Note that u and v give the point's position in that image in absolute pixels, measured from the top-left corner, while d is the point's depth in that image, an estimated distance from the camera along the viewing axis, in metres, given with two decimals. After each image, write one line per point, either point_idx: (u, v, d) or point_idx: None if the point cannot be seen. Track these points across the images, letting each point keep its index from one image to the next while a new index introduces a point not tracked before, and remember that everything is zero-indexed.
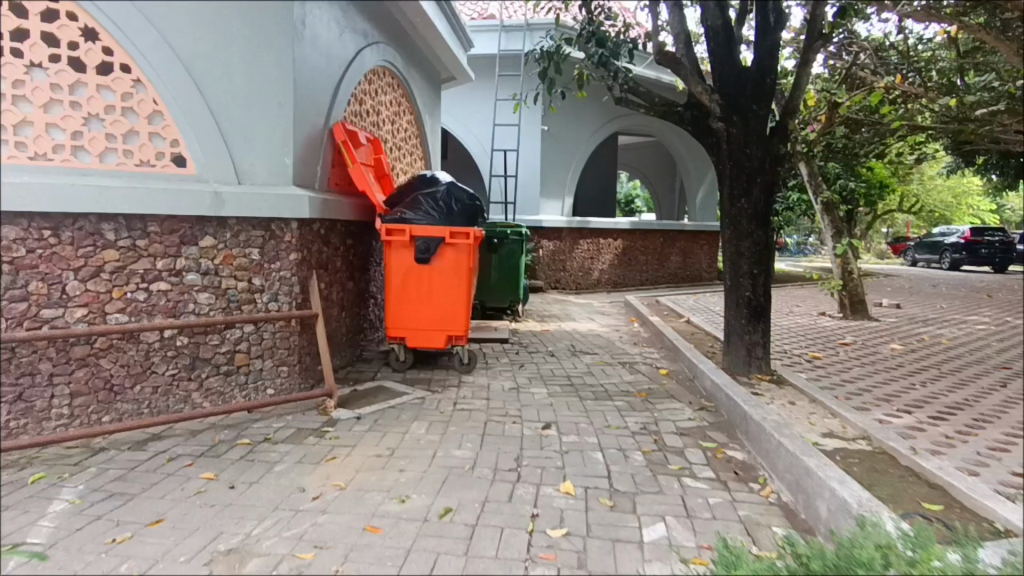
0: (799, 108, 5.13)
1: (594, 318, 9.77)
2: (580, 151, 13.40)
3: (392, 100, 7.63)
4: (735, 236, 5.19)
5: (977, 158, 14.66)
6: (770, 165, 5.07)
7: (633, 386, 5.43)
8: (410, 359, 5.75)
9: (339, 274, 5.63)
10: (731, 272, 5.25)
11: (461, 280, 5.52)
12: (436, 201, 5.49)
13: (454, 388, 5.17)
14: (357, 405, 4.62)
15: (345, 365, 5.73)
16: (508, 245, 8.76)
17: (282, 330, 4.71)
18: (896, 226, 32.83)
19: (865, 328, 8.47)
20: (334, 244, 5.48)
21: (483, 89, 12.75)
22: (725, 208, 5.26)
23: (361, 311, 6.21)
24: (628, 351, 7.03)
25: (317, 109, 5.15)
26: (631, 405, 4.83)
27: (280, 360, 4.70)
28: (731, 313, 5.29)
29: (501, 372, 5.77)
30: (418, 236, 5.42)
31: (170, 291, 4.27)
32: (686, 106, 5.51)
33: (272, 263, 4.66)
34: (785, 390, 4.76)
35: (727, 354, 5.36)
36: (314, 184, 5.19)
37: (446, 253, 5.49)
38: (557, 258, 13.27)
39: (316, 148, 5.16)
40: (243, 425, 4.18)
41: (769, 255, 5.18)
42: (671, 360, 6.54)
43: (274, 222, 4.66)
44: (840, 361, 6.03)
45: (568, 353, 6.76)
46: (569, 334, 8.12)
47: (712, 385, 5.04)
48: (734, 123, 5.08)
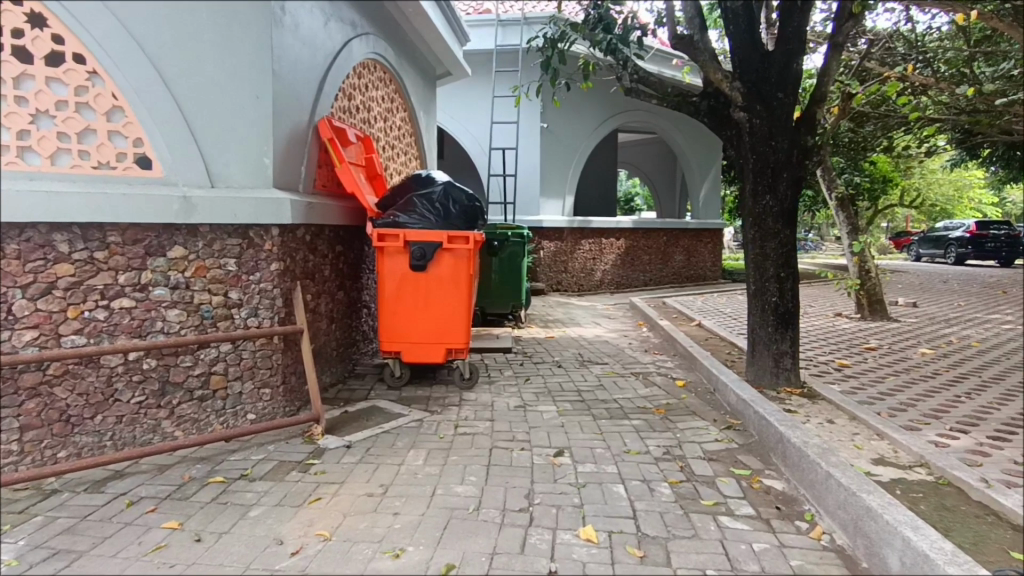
0: (828, 96, 4.70)
1: (600, 323, 9.30)
2: (580, 148, 12.94)
3: (385, 97, 7.19)
4: (759, 236, 4.74)
5: (986, 151, 14.26)
6: (797, 158, 4.64)
7: (649, 402, 4.98)
8: (406, 375, 5.30)
9: (328, 284, 5.18)
10: (755, 276, 4.81)
11: (460, 288, 5.09)
12: (433, 203, 5.03)
13: (454, 407, 4.71)
14: (346, 431, 4.16)
15: (335, 383, 5.27)
16: (509, 248, 8.27)
17: (263, 348, 4.24)
18: (898, 221, 32.40)
19: (886, 331, 8.01)
20: (321, 251, 5.03)
21: (480, 86, 12.32)
22: (748, 206, 4.82)
23: (353, 322, 5.75)
24: (640, 360, 6.57)
25: (300, 105, 4.69)
26: (650, 425, 4.39)
27: (262, 382, 4.24)
28: (756, 321, 4.84)
29: (505, 388, 5.31)
30: (413, 241, 4.97)
31: (134, 308, 3.81)
32: (702, 95, 5.09)
33: (250, 275, 4.19)
34: (820, 406, 4.31)
35: (751, 365, 4.92)
36: (299, 186, 4.72)
37: (444, 259, 5.05)
38: (559, 260, 12.82)
39: (300, 146, 4.70)
40: (219, 458, 3.73)
41: (796, 256, 4.74)
42: (687, 370, 6.08)
43: (252, 229, 4.17)
44: (870, 368, 5.58)
45: (576, 363, 6.31)
46: (575, 341, 7.66)
47: (738, 400, 4.59)
48: (758, 112, 4.63)
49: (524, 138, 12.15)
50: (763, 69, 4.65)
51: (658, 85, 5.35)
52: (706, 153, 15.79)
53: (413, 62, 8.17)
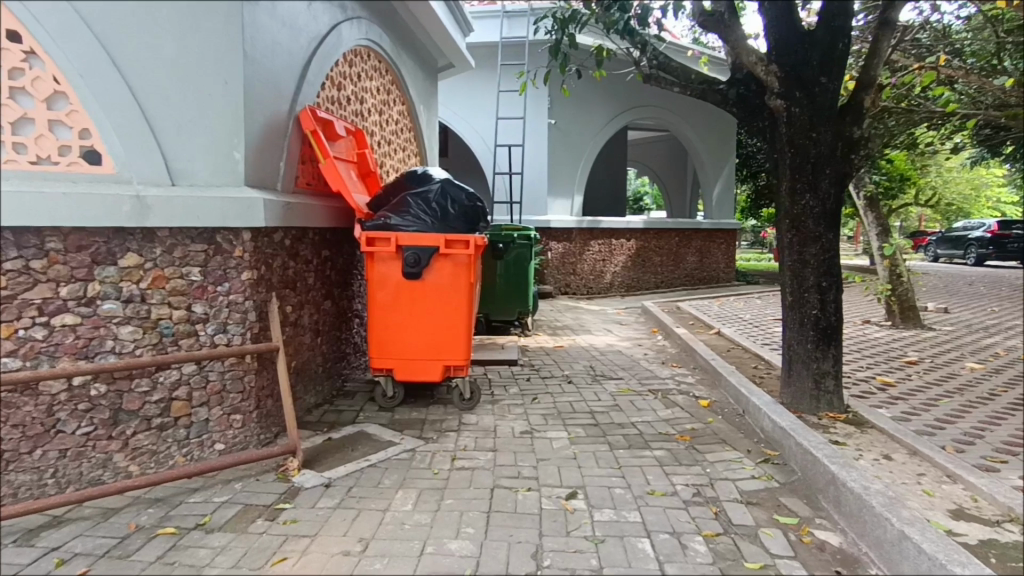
0: (876, 80, 4.14)
1: (612, 330, 8.73)
2: (589, 146, 12.38)
3: (380, 89, 6.66)
4: (798, 241, 4.18)
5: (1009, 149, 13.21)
6: (842, 152, 4.07)
7: (672, 426, 4.42)
8: (400, 395, 4.77)
9: (312, 294, 4.65)
10: (792, 285, 4.25)
11: (461, 297, 4.55)
12: (428, 203, 4.50)
13: (452, 434, 4.18)
14: (327, 465, 3.64)
15: (320, 403, 4.75)
16: (515, 252, 7.70)
17: (234, 369, 3.72)
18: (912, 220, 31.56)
19: (922, 341, 7.39)
20: (304, 257, 4.51)
21: (485, 80, 11.79)
22: (784, 206, 4.27)
23: (342, 335, 5.24)
24: (657, 374, 6.00)
25: (277, 94, 4.16)
26: (674, 457, 3.84)
27: (232, 408, 3.73)
28: (794, 337, 4.28)
29: (510, 409, 4.77)
30: (406, 245, 4.44)
31: (80, 325, 3.30)
32: (730, 82, 4.56)
33: (218, 285, 3.68)
34: (870, 437, 3.75)
35: (788, 386, 4.36)
36: (277, 184, 4.21)
37: (443, 265, 4.52)
38: (567, 261, 12.26)
39: (278, 140, 4.18)
40: (176, 499, 3.21)
41: (839, 263, 4.17)
42: (711, 387, 5.51)
43: (220, 233, 3.66)
44: (918, 387, 4.99)
45: (587, 379, 5.75)
46: (586, 351, 7.10)
47: (775, 427, 4.04)
48: (797, 100, 4.06)
49: (531, 135, 11.59)
50: (803, 50, 4.07)
51: (679, 71, 4.81)
52: (720, 150, 15.19)
53: (412, 52, 7.66)
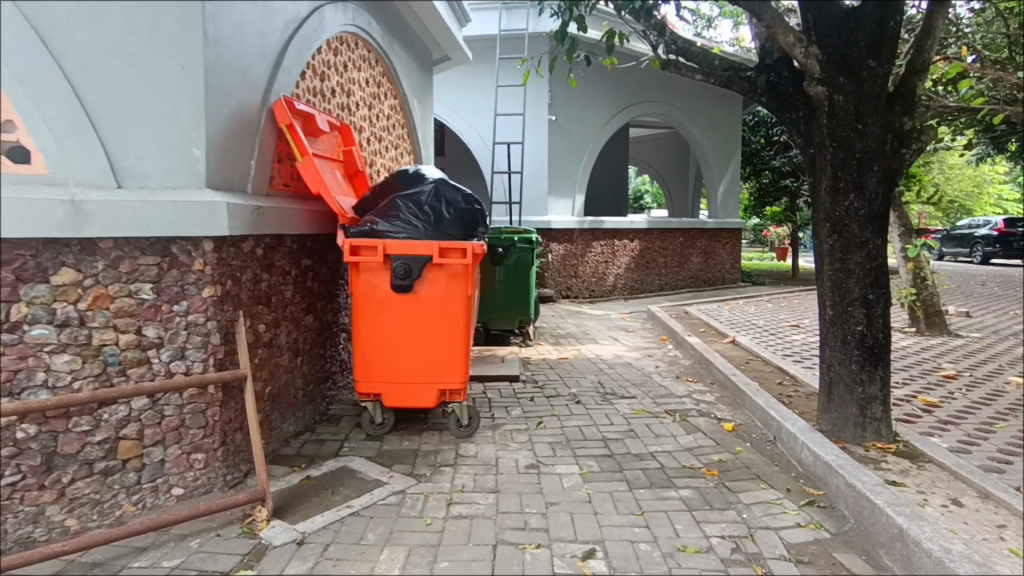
0: (929, 65, 3.65)
1: (618, 338, 8.22)
2: (591, 144, 11.87)
3: (370, 80, 6.15)
4: (841, 248, 3.68)
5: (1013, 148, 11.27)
6: (892, 146, 3.58)
7: (696, 457, 3.91)
8: (390, 421, 4.25)
9: (290, 309, 4.14)
10: (834, 298, 3.75)
11: (457, 311, 4.05)
12: (420, 206, 3.99)
13: (448, 470, 3.67)
14: (303, 513, 3.13)
15: (300, 432, 4.23)
16: (516, 256, 7.20)
17: (194, 401, 3.21)
18: None
19: (953, 349, 6.89)
20: (281, 268, 4.00)
21: (482, 76, 11.29)
22: (823, 208, 3.77)
23: (325, 353, 4.72)
24: (672, 391, 5.49)
25: (250, 83, 3.65)
26: (703, 498, 3.34)
27: (192, 446, 3.22)
28: (836, 356, 3.77)
29: (513, 437, 4.27)
30: (395, 254, 3.93)
31: (2, 356, 2.79)
32: (758, 69, 4.13)
33: (175, 304, 3.16)
34: (931, 476, 3.25)
35: (827, 413, 3.86)
36: (246, 185, 3.68)
37: (436, 276, 4.01)
38: (569, 264, 11.72)
39: (248, 135, 3.66)
40: (117, 564, 2.70)
41: (888, 273, 3.67)
42: (734, 407, 4.99)
43: (176, 243, 3.14)
44: (966, 407, 4.48)
45: (597, 398, 5.23)
46: (593, 364, 6.60)
47: (817, 462, 3.53)
48: (841, 86, 3.56)
49: (530, 132, 11.08)
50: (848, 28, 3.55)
51: (701, 57, 4.30)
52: (725, 147, 14.69)
53: (404, 42, 7.14)
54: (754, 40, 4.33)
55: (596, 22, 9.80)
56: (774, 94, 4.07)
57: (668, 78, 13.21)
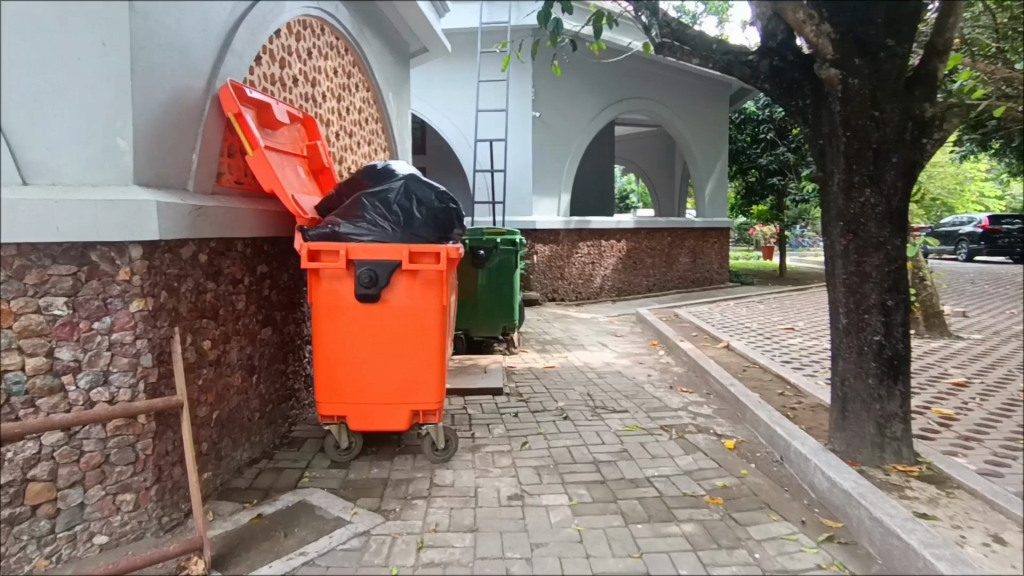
0: (952, 45, 3.28)
1: (607, 344, 7.83)
2: (576, 141, 11.49)
3: (339, 71, 5.70)
4: (856, 250, 3.32)
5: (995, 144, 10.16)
6: (912, 135, 3.23)
7: (697, 483, 3.51)
8: (357, 446, 3.81)
9: (244, 320, 3.69)
10: (849, 305, 3.38)
11: (431, 321, 3.62)
12: (387, 206, 3.57)
13: (421, 504, 3.25)
14: (248, 565, 2.69)
15: (256, 459, 3.77)
16: (499, 258, 6.78)
17: (122, 433, 2.76)
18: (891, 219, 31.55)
19: (957, 353, 6.59)
20: (231, 276, 3.55)
21: (463, 71, 10.87)
22: (835, 205, 3.40)
23: (286, 369, 4.27)
24: (666, 404, 5.11)
25: (192, 64, 3.21)
26: (708, 532, 2.96)
27: (119, 486, 2.77)
28: (851, 369, 3.41)
29: (496, 461, 3.85)
30: (360, 259, 3.50)
31: None
32: (760, 53, 3.76)
33: (96, 321, 2.71)
34: (964, 507, 2.90)
35: (841, 431, 3.49)
36: (187, 182, 3.23)
37: (406, 283, 3.58)
38: (555, 265, 11.32)
39: (189, 125, 3.22)
40: None
41: (908, 277, 3.31)
42: (734, 421, 4.61)
43: (96, 249, 2.69)
44: (986, 420, 4.15)
45: (586, 413, 4.83)
46: (581, 373, 6.21)
47: (834, 490, 3.16)
48: (857, 69, 3.19)
49: (514, 130, 10.67)
50: (863, 3, 3.19)
51: (697, 40, 3.93)
52: (712, 145, 14.41)
53: (377, 32, 6.71)
54: (755, 22, 3.96)
55: (580, 16, 9.45)
56: (778, 80, 3.70)
57: (654, 73, 12.88)
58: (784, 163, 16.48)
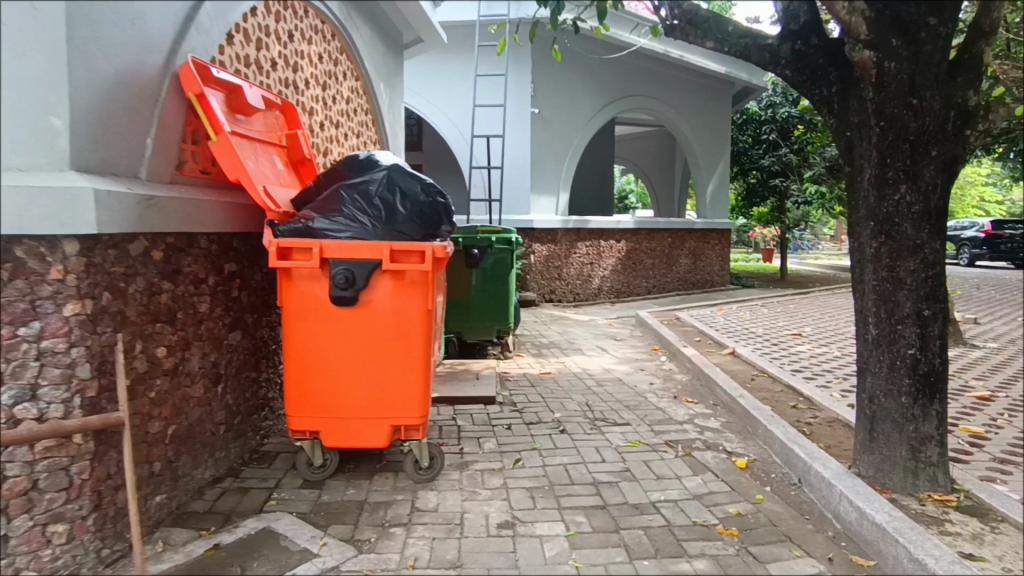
0: (997, 28, 2.95)
1: (606, 349, 7.49)
2: (576, 138, 11.15)
3: (324, 57, 5.34)
4: (890, 252, 2.97)
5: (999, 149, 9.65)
6: (954, 126, 2.90)
7: (708, 510, 3.17)
8: (333, 463, 3.46)
9: (208, 324, 3.33)
10: (879, 314, 3.04)
11: (414, 328, 3.26)
12: (368, 199, 3.24)
13: (401, 534, 2.90)
14: None
15: (220, 478, 3.41)
16: (493, 258, 6.43)
17: (52, 454, 2.39)
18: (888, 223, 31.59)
19: (975, 362, 6.28)
20: (193, 276, 3.19)
21: (460, 64, 10.50)
22: (866, 203, 3.06)
23: (259, 377, 3.91)
24: (671, 416, 4.76)
25: (149, 37, 2.84)
26: (723, 571, 2.62)
27: (49, 516, 2.39)
28: (880, 386, 3.07)
29: (486, 481, 3.50)
30: (335, 258, 3.14)
31: None
32: (781, 37, 3.40)
33: (21, 326, 2.34)
34: (1013, 547, 2.57)
35: (868, 454, 3.15)
36: (141, 170, 2.87)
37: (388, 285, 3.21)
38: (552, 265, 10.97)
39: (146, 106, 2.86)
40: None
41: (945, 284, 2.97)
42: (744, 437, 4.27)
43: (24, 243, 2.33)
44: (1020, 440, 3.82)
45: (585, 425, 4.49)
46: (579, 380, 5.86)
47: (863, 522, 2.82)
48: (895, 51, 2.84)
49: (512, 125, 10.32)
50: None
51: (711, 22, 3.58)
52: (714, 144, 14.09)
53: (368, 19, 6.36)
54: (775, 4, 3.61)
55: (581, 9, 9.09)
56: (800, 66, 3.35)
57: (657, 70, 12.54)
58: (787, 164, 16.17)
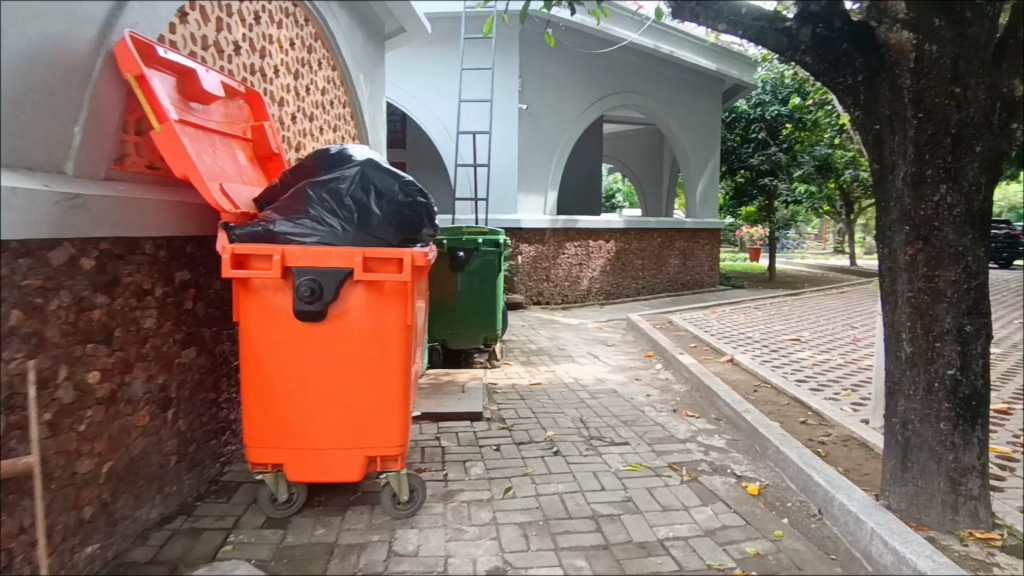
0: None
1: (598, 355, 7.15)
2: (565, 135, 10.80)
3: (296, 43, 4.91)
4: (929, 261, 2.64)
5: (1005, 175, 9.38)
6: (1000, 118, 2.58)
7: (723, 550, 2.82)
8: (300, 498, 3.06)
9: (155, 342, 2.91)
10: (915, 330, 2.70)
11: (391, 345, 2.86)
12: (339, 199, 2.85)
13: None
14: None
15: (169, 516, 2.99)
16: (479, 260, 6.04)
17: None
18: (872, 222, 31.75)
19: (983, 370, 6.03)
20: (136, 287, 2.76)
21: (445, 57, 10.08)
22: (900, 205, 2.72)
23: (218, 398, 3.49)
24: (672, 433, 4.42)
25: (77, 7, 2.41)
26: None
27: None
28: (915, 411, 2.74)
29: (472, 516, 3.12)
30: (300, 267, 2.74)
31: None
32: (802, 19, 3.05)
33: None
34: None
35: (899, 486, 2.82)
36: (69, 164, 2.44)
37: (360, 297, 2.82)
38: (540, 266, 10.60)
39: (73, 89, 2.43)
40: None
41: (989, 296, 2.65)
42: (753, 458, 3.94)
43: None
44: None
45: (580, 445, 4.13)
46: (572, 392, 5.50)
47: (902, 567, 2.49)
48: (937, 34, 2.51)
49: (499, 121, 9.93)
50: None
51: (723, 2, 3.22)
52: (704, 142, 13.82)
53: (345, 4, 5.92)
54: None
55: None
56: (821, 51, 3.00)
57: (648, 67, 12.24)
58: (776, 163, 15.97)
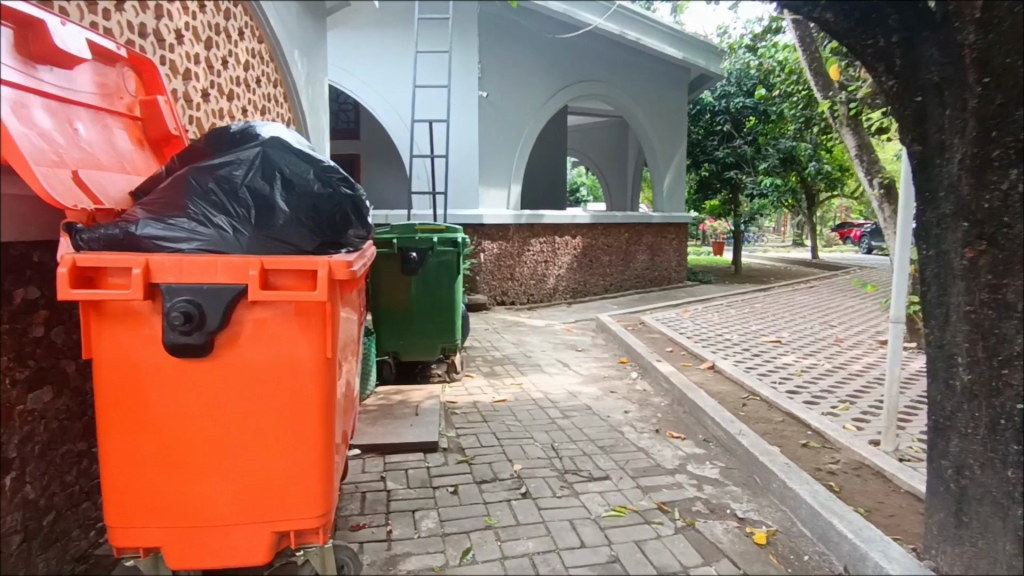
0: None
1: (568, 363, 6.53)
2: (528, 124, 10.14)
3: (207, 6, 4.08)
4: (994, 267, 2.08)
5: None
6: None
7: None
8: None
9: None
10: (975, 353, 2.15)
11: (304, 385, 2.14)
12: (231, 191, 2.15)
13: None
14: None
15: None
16: (434, 261, 5.34)
17: None
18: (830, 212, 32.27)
19: None
20: None
21: (397, 39, 9.26)
22: (958, 197, 2.16)
23: (92, 448, 2.72)
24: (658, 462, 3.81)
25: None
26: None
27: None
28: (975, 451, 2.19)
29: None
30: (172, 284, 2.00)
31: None
32: None
33: None
34: None
35: (952, 544, 2.29)
36: None
37: (260, 321, 2.08)
38: (503, 265, 9.91)
39: None
40: None
41: None
42: (755, 494, 3.37)
43: None
44: None
45: (554, 482, 3.48)
46: (542, 410, 4.85)
47: None
48: None
49: (457, 109, 9.19)
50: None
51: None
52: (671, 133, 13.37)
53: None
54: None
55: None
56: (845, 6, 2.31)
57: (613, 54, 11.68)
58: (741, 155, 15.65)
